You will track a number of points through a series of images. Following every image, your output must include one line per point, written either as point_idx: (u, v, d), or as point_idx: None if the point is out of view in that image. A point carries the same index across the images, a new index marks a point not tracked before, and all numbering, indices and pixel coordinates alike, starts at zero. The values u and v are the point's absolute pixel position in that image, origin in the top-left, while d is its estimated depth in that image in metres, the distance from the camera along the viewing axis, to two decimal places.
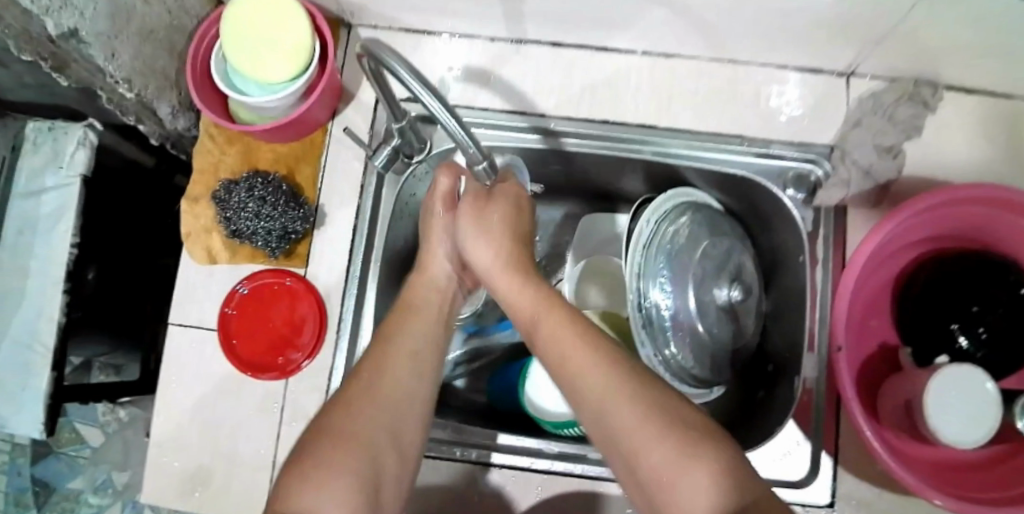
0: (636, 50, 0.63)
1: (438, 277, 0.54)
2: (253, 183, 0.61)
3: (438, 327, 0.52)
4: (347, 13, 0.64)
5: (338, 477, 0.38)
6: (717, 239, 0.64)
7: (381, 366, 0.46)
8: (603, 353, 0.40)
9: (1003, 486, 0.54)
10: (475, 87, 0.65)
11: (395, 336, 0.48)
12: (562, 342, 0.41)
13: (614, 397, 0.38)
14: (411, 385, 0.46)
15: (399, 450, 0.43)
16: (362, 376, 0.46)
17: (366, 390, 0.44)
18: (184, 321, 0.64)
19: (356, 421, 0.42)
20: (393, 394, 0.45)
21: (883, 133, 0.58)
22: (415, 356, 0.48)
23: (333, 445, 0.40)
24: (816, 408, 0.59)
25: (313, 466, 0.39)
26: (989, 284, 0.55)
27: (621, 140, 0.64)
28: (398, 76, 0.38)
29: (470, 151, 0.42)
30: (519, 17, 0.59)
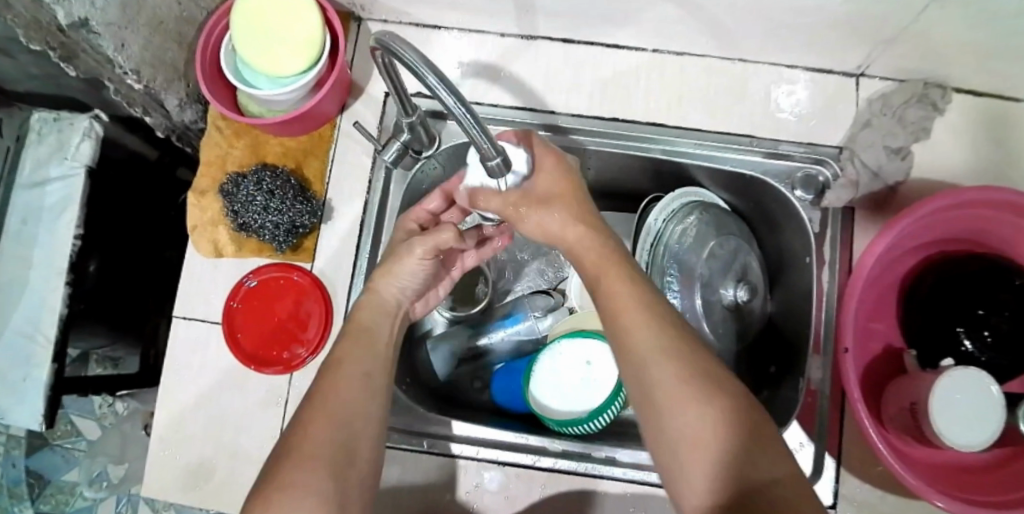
0: (646, 48, 0.63)
1: (396, 294, 0.54)
2: (260, 177, 0.61)
3: (388, 349, 0.51)
4: (358, 7, 0.63)
5: (302, 500, 0.38)
6: (724, 238, 0.63)
7: (326, 394, 0.45)
8: (652, 305, 0.41)
9: (1000, 491, 0.55)
10: (485, 83, 0.64)
11: (345, 360, 0.47)
12: (620, 291, 0.42)
13: (660, 351, 0.39)
14: (364, 402, 0.45)
15: (357, 465, 0.43)
16: (312, 401, 0.45)
17: (317, 409, 0.44)
18: (190, 314, 0.64)
19: (310, 439, 0.42)
20: (345, 413, 0.44)
21: (890, 134, 0.59)
22: (354, 384, 0.46)
23: (294, 465, 0.40)
24: (820, 409, 0.59)
25: (277, 489, 0.38)
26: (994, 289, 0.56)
27: (629, 139, 0.63)
28: (413, 69, 0.38)
29: (485, 147, 0.42)
30: (531, 13, 0.59)
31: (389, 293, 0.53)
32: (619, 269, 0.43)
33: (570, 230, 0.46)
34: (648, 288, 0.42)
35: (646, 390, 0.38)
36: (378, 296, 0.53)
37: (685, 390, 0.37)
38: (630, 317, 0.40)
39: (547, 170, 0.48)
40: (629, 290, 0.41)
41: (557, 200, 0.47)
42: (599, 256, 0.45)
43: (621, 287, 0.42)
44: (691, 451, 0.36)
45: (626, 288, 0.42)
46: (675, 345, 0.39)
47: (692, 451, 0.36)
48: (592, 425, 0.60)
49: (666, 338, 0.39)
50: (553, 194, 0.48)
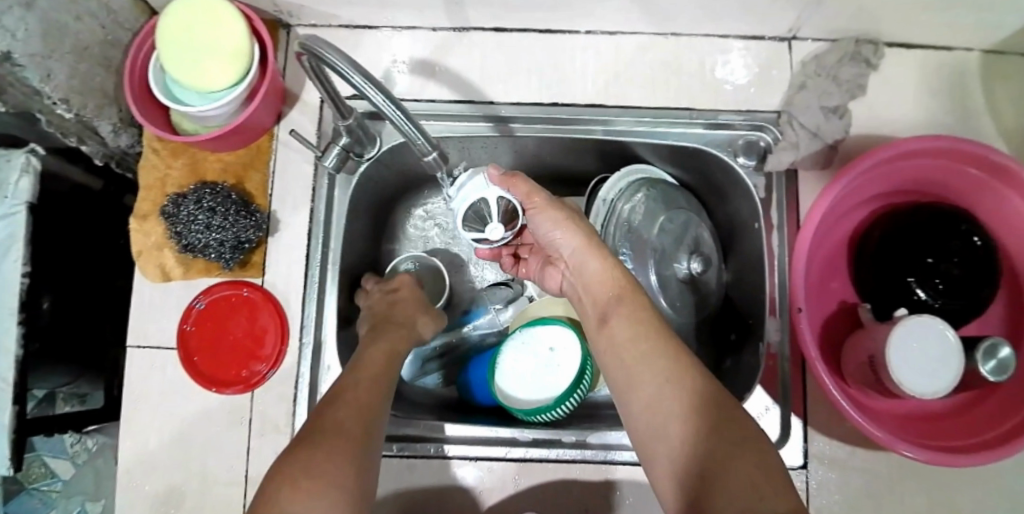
0: (579, 30, 0.63)
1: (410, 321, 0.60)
2: (200, 195, 0.60)
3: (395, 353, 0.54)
4: (285, 13, 0.62)
5: (325, 473, 0.38)
6: (673, 213, 0.63)
7: (330, 401, 0.45)
8: (647, 345, 0.43)
9: (962, 435, 0.57)
10: (421, 80, 0.63)
11: (354, 372, 0.49)
12: (622, 335, 0.44)
13: (656, 393, 0.41)
14: (373, 400, 0.47)
15: (370, 456, 0.42)
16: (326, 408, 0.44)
17: (332, 405, 0.44)
18: (144, 342, 0.62)
19: (328, 424, 0.42)
20: (362, 408, 0.45)
21: (827, 94, 0.60)
22: (360, 387, 0.47)
23: (317, 446, 0.40)
24: (782, 371, 0.60)
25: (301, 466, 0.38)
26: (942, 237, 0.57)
27: (570, 123, 0.63)
28: (339, 71, 0.41)
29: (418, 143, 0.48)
30: (460, 4, 0.58)
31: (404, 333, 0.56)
32: (623, 311, 0.45)
33: (583, 267, 0.49)
34: (650, 325, 0.44)
35: (647, 431, 0.41)
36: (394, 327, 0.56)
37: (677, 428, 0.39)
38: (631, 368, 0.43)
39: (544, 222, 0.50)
40: (627, 332, 0.44)
41: (561, 224, 0.49)
42: (606, 297, 0.47)
43: (623, 331, 0.44)
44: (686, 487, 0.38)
45: (625, 332, 0.44)
46: (667, 386, 0.41)
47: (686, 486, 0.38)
48: (558, 411, 0.60)
49: (658, 380, 0.41)
50: (557, 225, 0.49)
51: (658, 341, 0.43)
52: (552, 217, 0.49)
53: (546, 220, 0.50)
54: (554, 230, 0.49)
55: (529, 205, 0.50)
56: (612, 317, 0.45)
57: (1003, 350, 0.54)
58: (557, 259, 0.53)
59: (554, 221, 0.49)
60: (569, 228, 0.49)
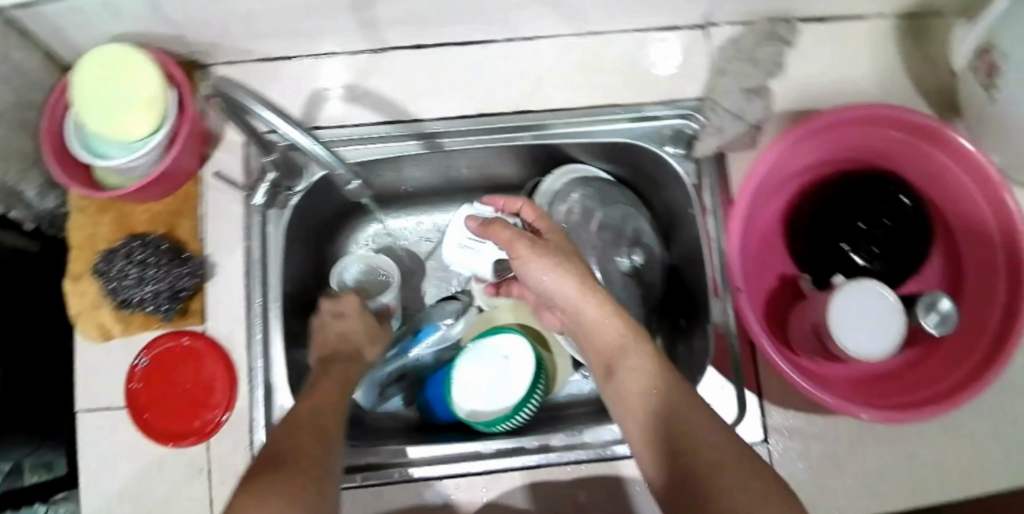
0: (498, 39, 0.62)
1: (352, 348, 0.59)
2: (130, 248, 0.58)
3: (349, 371, 0.56)
4: (200, 54, 0.62)
5: (283, 484, 0.38)
6: (609, 208, 0.65)
7: (284, 437, 0.44)
8: (655, 390, 0.47)
9: (914, 390, 0.58)
10: (345, 105, 0.63)
11: (310, 393, 0.51)
12: (631, 382, 0.48)
13: (664, 434, 0.44)
14: (331, 416, 0.48)
15: (329, 468, 0.43)
16: (277, 448, 0.43)
17: (289, 425, 0.46)
18: (92, 404, 0.61)
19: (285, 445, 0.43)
20: (319, 423, 0.46)
21: (746, 76, 0.61)
22: (316, 417, 0.47)
23: (273, 465, 0.41)
24: (732, 351, 0.60)
25: (260, 481, 0.38)
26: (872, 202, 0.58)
27: (498, 132, 0.63)
28: (250, 107, 0.41)
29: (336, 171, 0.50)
30: (373, 27, 0.58)
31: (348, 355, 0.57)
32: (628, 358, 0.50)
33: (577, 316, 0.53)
34: (656, 369, 0.48)
35: (661, 471, 0.44)
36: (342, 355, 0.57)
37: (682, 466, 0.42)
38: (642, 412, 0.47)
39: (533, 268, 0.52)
40: (637, 379, 0.48)
41: (552, 270, 0.51)
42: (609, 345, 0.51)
43: (632, 378, 0.49)
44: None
45: (635, 378, 0.48)
46: (675, 426, 0.44)
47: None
48: (519, 418, 0.61)
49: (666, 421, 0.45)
50: (551, 270, 0.51)
51: (656, 373, 0.48)
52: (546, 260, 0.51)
53: (537, 265, 0.52)
54: (546, 275, 0.51)
55: (512, 253, 0.52)
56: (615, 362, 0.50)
57: (942, 303, 0.55)
58: (552, 306, 0.56)
59: (545, 266, 0.51)
60: (560, 274, 0.51)
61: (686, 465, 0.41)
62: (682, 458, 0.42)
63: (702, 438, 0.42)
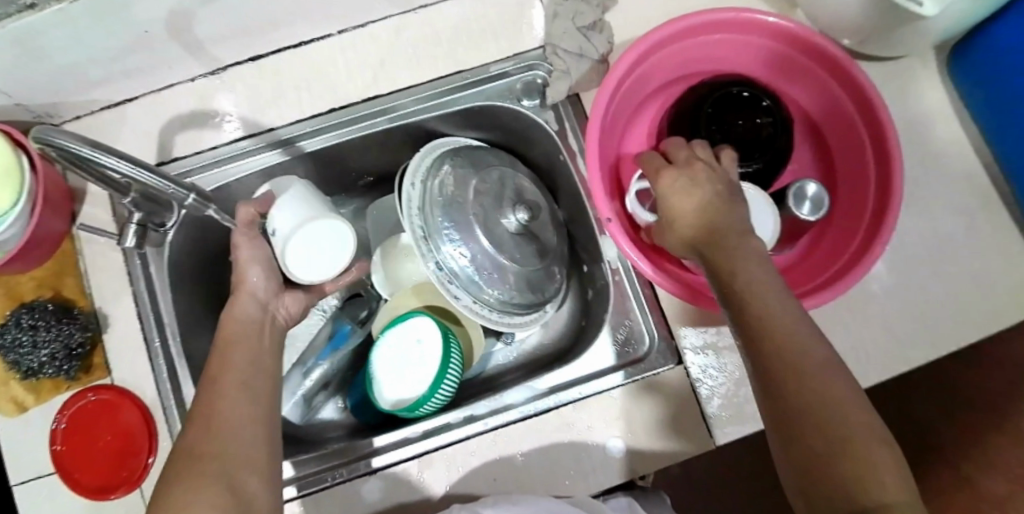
0: (331, 33, 0.63)
1: (254, 303, 0.60)
2: (19, 317, 0.59)
3: (261, 346, 0.58)
4: (45, 116, 0.62)
5: (202, 484, 0.43)
6: (485, 173, 0.64)
7: (204, 416, 0.49)
8: (770, 290, 0.41)
9: (820, 271, 0.59)
10: (199, 132, 0.63)
11: (220, 375, 0.53)
12: (745, 265, 0.42)
13: (792, 336, 0.38)
14: (244, 403, 0.51)
15: (250, 455, 0.48)
16: (195, 422, 0.48)
17: (205, 417, 0.49)
18: (23, 476, 0.61)
19: (201, 442, 0.47)
20: (228, 413, 0.49)
21: (579, 14, 0.61)
22: (229, 401, 0.50)
23: (191, 459, 0.45)
24: (630, 281, 0.62)
25: (182, 481, 0.43)
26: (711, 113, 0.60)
27: (353, 120, 0.63)
28: (78, 152, 0.45)
29: (172, 191, 0.55)
30: (198, 48, 0.58)
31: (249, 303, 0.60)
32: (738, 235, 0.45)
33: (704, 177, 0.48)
34: (776, 280, 0.42)
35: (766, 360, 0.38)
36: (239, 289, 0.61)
37: (822, 374, 0.37)
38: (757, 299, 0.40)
39: (669, 185, 0.49)
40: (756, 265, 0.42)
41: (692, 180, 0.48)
42: (724, 217, 0.46)
43: (748, 261, 0.43)
44: (796, 427, 0.36)
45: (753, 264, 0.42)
46: (806, 334, 0.38)
47: (798, 426, 0.36)
48: (439, 398, 0.60)
49: (794, 329, 0.38)
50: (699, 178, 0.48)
51: (731, 221, 0.46)
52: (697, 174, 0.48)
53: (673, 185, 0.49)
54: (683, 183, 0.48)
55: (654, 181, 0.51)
56: (710, 226, 0.45)
57: (811, 188, 0.56)
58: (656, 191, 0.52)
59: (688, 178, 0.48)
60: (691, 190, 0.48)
61: (760, 352, 0.38)
62: (772, 344, 0.38)
63: (786, 336, 0.38)
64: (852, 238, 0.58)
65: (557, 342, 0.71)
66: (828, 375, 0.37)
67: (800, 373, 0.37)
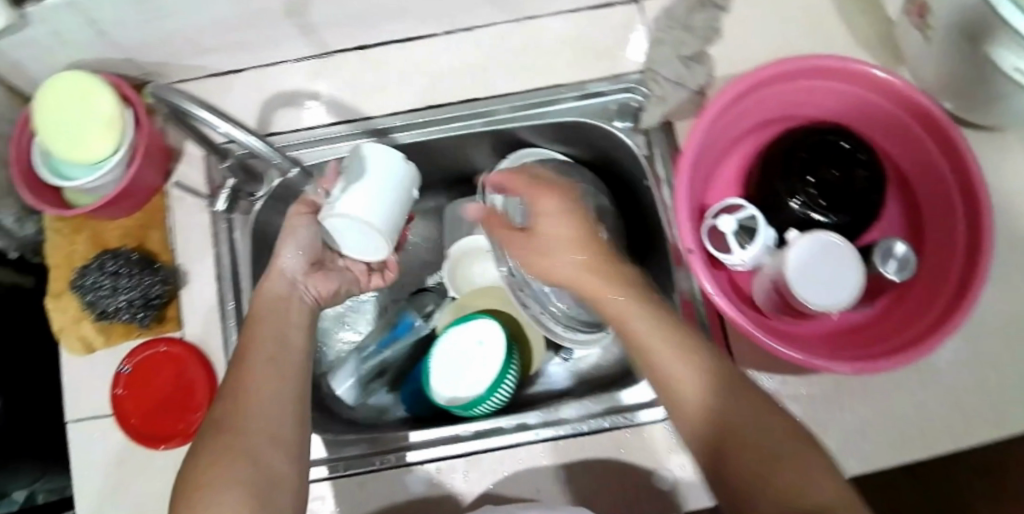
0: (437, 32, 0.64)
1: (283, 279, 0.59)
2: (102, 261, 0.61)
3: (296, 327, 0.58)
4: (154, 74, 0.65)
5: (231, 477, 0.43)
6: (568, 189, 0.67)
7: (236, 400, 0.48)
8: (693, 355, 0.42)
9: (898, 332, 0.58)
10: (297, 110, 0.65)
11: (249, 348, 0.53)
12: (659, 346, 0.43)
13: (714, 394, 0.40)
14: (272, 384, 0.51)
15: (278, 442, 0.48)
16: (219, 402, 0.49)
17: (235, 402, 0.48)
18: (80, 415, 0.63)
19: (229, 426, 0.46)
20: (257, 394, 0.49)
21: (682, 43, 0.62)
22: (261, 386, 0.50)
23: (218, 447, 0.44)
24: (699, 315, 0.61)
25: (210, 473, 0.43)
26: (804, 159, 0.59)
27: (448, 120, 0.65)
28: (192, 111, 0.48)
29: (278, 161, 0.56)
30: (311, 30, 0.60)
31: (279, 281, 0.59)
32: (658, 316, 0.45)
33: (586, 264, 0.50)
34: (685, 337, 0.43)
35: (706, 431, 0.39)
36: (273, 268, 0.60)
37: (749, 428, 0.38)
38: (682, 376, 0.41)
39: (546, 209, 0.53)
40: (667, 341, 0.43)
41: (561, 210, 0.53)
42: (634, 311, 0.46)
43: (659, 342, 0.43)
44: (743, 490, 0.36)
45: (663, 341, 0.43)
46: (723, 390, 0.40)
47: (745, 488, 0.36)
48: (493, 401, 0.61)
49: (716, 389, 0.40)
50: (568, 229, 0.51)
51: (638, 317, 0.45)
52: (563, 225, 0.51)
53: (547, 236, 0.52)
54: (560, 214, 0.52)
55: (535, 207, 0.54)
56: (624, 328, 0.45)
57: (898, 247, 0.56)
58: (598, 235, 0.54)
59: (558, 207, 0.53)
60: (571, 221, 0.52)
61: (703, 430, 0.40)
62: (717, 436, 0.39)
63: (733, 410, 0.39)
64: (937, 300, 0.56)
65: (615, 368, 0.68)
66: (759, 419, 0.38)
67: (745, 483, 0.35)
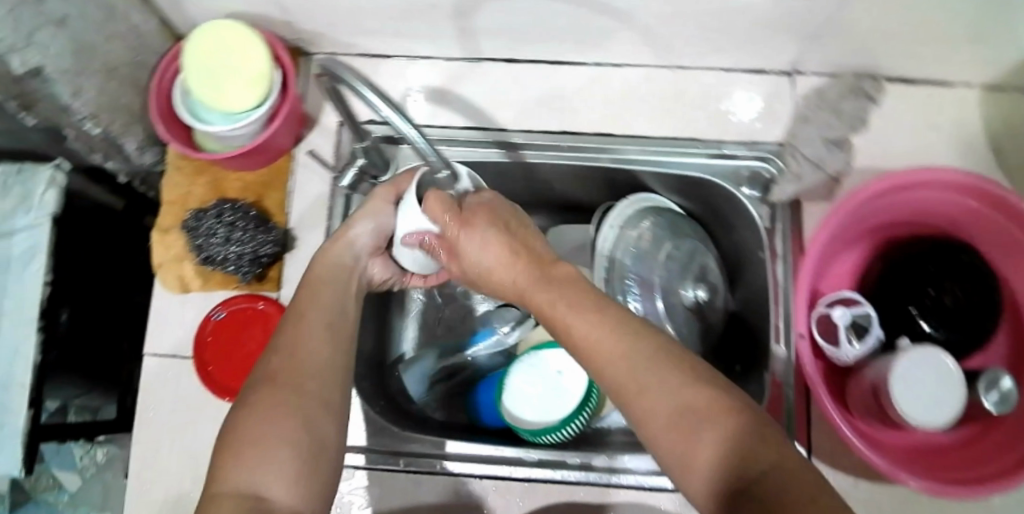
0: (587, 62, 0.65)
1: (351, 250, 0.54)
2: (221, 210, 0.62)
3: (349, 298, 0.51)
4: (306, 41, 0.65)
5: (278, 450, 0.37)
6: (680, 241, 0.66)
7: (288, 362, 0.43)
8: (643, 354, 0.37)
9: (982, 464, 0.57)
10: (435, 107, 0.66)
11: (307, 311, 0.47)
12: (609, 347, 0.38)
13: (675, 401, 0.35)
14: (326, 350, 0.45)
15: (332, 411, 0.42)
16: (275, 353, 0.43)
17: (286, 362, 0.43)
18: (159, 351, 0.64)
19: (279, 389, 0.40)
20: (312, 361, 0.43)
21: (827, 126, 0.62)
22: (316, 351, 0.44)
23: (263, 413, 0.39)
24: (787, 399, 0.60)
25: (254, 444, 0.37)
26: (930, 272, 0.59)
27: (579, 150, 0.65)
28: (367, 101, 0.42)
29: (430, 159, 0.47)
30: (471, 35, 0.61)
31: (347, 251, 0.53)
32: (578, 297, 0.40)
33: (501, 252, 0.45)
34: (632, 331, 0.38)
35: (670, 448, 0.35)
36: (344, 233, 0.54)
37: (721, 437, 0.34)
38: (639, 382, 0.36)
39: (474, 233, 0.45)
40: (612, 337, 0.38)
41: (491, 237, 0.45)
42: (571, 306, 0.40)
43: (608, 343, 0.38)
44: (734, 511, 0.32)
45: (611, 340, 0.38)
46: (692, 396, 0.35)
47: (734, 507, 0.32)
48: (565, 432, 0.62)
49: (680, 391, 0.35)
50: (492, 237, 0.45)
51: (576, 314, 0.39)
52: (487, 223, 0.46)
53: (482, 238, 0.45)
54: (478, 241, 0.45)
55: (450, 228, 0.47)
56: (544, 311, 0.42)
57: (1004, 380, 0.55)
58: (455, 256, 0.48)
59: (483, 239, 0.45)
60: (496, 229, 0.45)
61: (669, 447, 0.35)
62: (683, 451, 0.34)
63: (692, 423, 0.34)
64: None
65: None
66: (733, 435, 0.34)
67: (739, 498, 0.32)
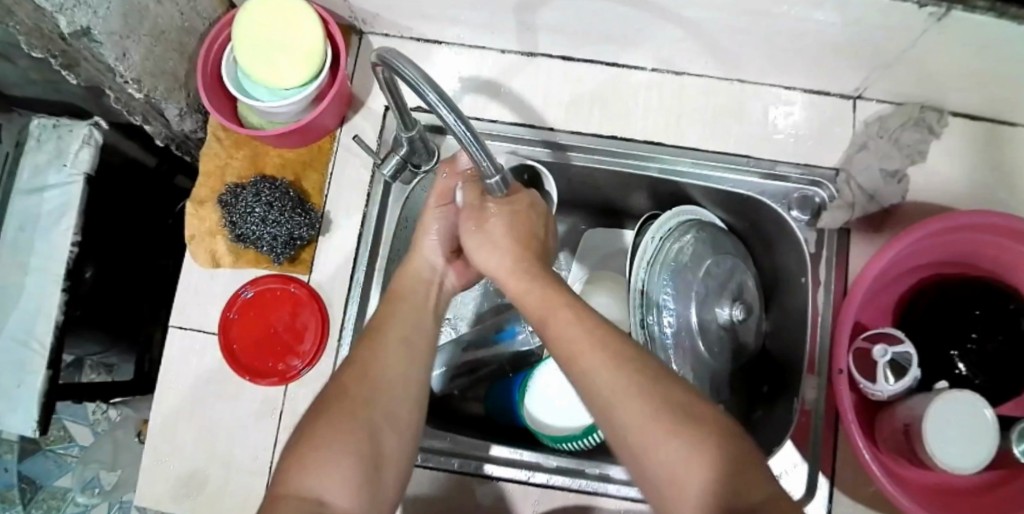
0: (645, 67, 0.63)
1: (428, 263, 0.52)
2: (259, 188, 0.61)
3: (428, 316, 0.50)
4: (359, 21, 0.64)
5: (341, 459, 0.38)
6: (720, 257, 0.64)
7: (363, 373, 0.43)
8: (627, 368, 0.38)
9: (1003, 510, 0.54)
10: (484, 100, 0.64)
11: (387, 324, 0.47)
12: (598, 364, 0.38)
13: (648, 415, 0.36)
14: (404, 369, 0.45)
15: (396, 428, 0.43)
16: (354, 364, 0.44)
17: (362, 373, 0.43)
18: (186, 324, 0.63)
19: (350, 400, 0.42)
20: (387, 378, 0.44)
21: (887, 156, 0.58)
22: (395, 370, 0.44)
23: (335, 424, 0.40)
24: (814, 429, 0.59)
25: (320, 449, 0.39)
26: (974, 317, 0.57)
27: (627, 157, 0.63)
28: (412, 86, 0.36)
29: (483, 166, 0.40)
30: (531, 30, 0.59)
31: (425, 263, 0.52)
32: (572, 314, 0.42)
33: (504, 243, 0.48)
34: (619, 348, 0.39)
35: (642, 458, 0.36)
36: (419, 241, 0.53)
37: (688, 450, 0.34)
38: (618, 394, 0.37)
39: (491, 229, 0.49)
40: (597, 353, 0.39)
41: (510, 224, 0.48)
42: (570, 327, 0.41)
43: (596, 358, 0.38)
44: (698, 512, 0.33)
45: (599, 356, 0.38)
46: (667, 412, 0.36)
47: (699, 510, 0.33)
48: (586, 441, 0.61)
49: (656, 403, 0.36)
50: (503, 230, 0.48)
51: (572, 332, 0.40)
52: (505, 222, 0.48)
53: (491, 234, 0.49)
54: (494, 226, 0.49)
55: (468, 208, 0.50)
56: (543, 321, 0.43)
57: None
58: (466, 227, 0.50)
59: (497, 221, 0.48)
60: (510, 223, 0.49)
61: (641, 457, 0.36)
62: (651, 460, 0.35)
63: (662, 436, 0.35)
64: None
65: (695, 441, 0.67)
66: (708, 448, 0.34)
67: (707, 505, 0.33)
